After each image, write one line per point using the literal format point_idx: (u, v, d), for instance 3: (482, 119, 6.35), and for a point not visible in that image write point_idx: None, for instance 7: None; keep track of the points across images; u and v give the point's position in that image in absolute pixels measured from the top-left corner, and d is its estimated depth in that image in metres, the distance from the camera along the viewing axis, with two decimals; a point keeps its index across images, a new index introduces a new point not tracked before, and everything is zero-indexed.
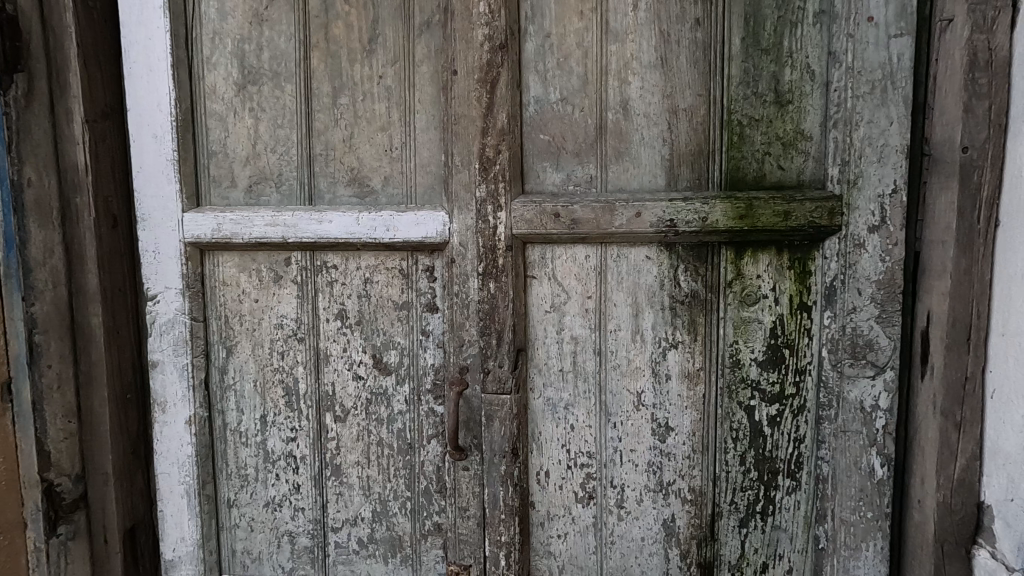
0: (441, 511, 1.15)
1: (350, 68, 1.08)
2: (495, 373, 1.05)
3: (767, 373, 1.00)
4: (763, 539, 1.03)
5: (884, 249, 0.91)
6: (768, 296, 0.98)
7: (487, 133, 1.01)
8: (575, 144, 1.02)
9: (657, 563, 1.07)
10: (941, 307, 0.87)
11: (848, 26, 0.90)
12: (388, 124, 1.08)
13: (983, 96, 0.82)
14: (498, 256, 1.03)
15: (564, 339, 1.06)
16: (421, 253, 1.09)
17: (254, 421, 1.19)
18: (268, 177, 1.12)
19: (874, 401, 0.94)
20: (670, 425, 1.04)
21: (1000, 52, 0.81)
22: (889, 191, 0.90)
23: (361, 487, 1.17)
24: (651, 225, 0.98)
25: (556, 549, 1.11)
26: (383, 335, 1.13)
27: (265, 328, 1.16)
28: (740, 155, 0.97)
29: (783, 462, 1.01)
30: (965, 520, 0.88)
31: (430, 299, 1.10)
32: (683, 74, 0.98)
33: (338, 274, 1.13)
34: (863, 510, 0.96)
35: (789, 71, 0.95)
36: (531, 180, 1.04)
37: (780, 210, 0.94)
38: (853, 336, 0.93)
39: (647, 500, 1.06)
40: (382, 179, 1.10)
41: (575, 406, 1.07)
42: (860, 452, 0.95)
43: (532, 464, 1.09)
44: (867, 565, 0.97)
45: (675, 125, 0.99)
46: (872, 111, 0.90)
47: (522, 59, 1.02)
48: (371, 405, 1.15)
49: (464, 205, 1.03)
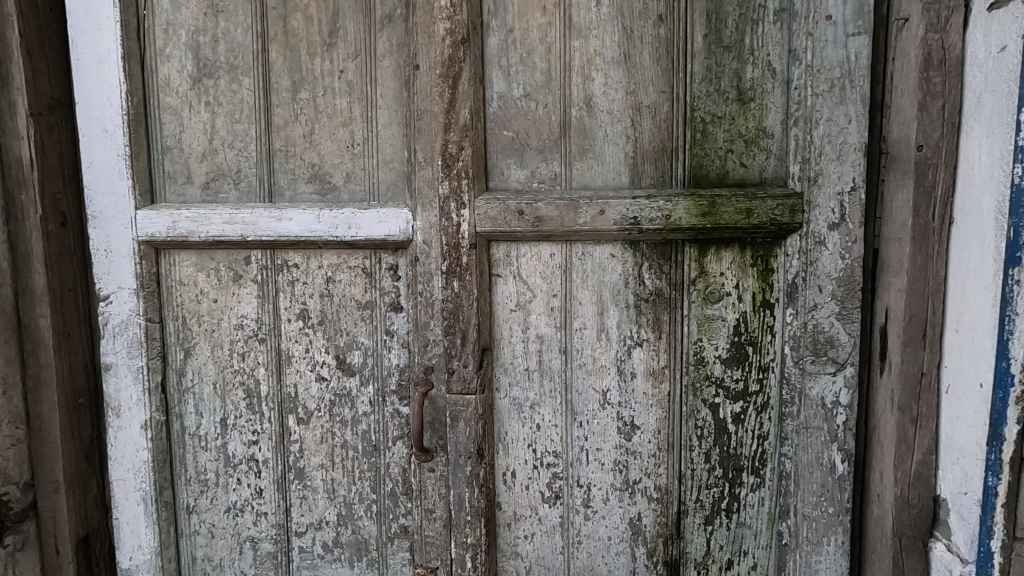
0: (408, 513, 1.13)
1: (310, 62, 1.06)
2: (460, 372, 1.04)
3: (730, 370, 1.00)
4: (728, 535, 1.03)
5: (844, 246, 0.92)
6: (731, 294, 0.98)
7: (449, 128, 0.99)
8: (539, 141, 1.01)
9: (624, 562, 1.07)
10: (899, 303, 0.88)
11: (807, 24, 0.91)
12: (350, 120, 1.06)
13: (938, 95, 0.82)
14: (461, 254, 1.01)
15: (529, 337, 1.05)
16: (385, 251, 1.07)
17: (214, 425, 1.15)
18: (226, 173, 1.09)
19: (835, 398, 0.94)
20: (635, 423, 1.04)
21: (954, 51, 0.81)
22: (849, 188, 0.91)
23: (326, 490, 1.15)
24: (615, 223, 0.97)
25: (523, 550, 1.10)
26: (347, 335, 1.11)
27: (224, 329, 1.13)
28: (703, 152, 0.97)
29: (747, 459, 1.01)
30: (922, 514, 0.88)
31: (394, 299, 1.08)
32: (646, 70, 0.97)
33: (300, 273, 1.10)
34: (825, 505, 0.97)
35: (751, 68, 0.95)
36: (495, 177, 1.03)
37: (742, 208, 0.94)
38: (815, 333, 0.94)
39: (613, 498, 1.06)
40: (344, 175, 1.08)
41: (541, 405, 1.06)
42: (821, 448, 0.96)
43: (498, 464, 1.08)
44: (830, 560, 0.97)
45: (638, 122, 0.98)
46: (831, 109, 0.90)
47: (485, 55, 1.01)
48: (335, 407, 1.13)
49: (428, 202, 1.01)
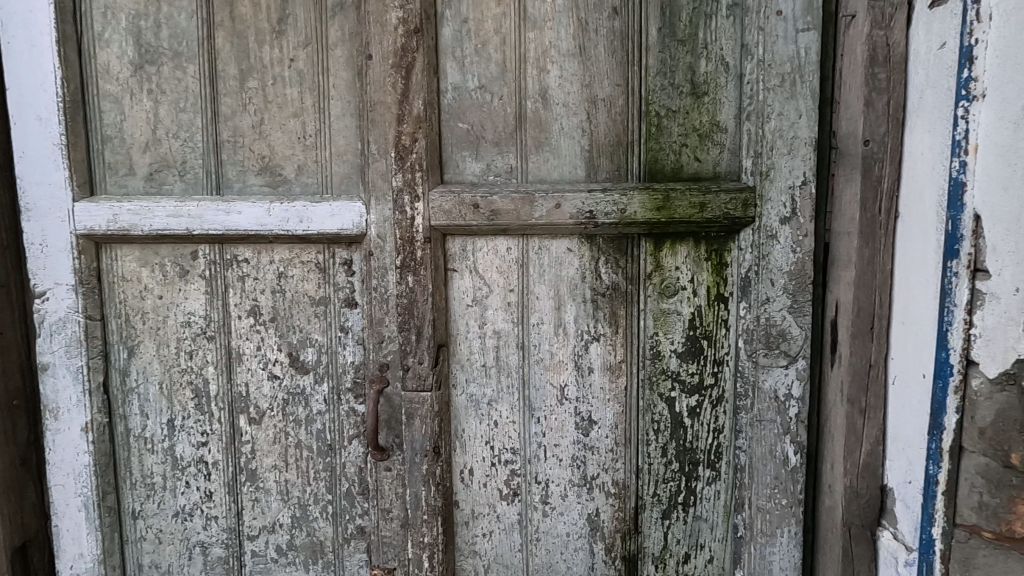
0: (364, 513, 1.11)
1: (259, 49, 1.02)
2: (415, 369, 1.02)
3: (686, 364, 1.00)
4: (685, 529, 1.04)
5: (795, 240, 0.93)
6: (686, 288, 0.99)
7: (403, 120, 0.97)
8: (494, 133, 1.00)
9: (583, 558, 1.07)
10: (848, 296, 0.89)
11: (758, 19, 0.91)
12: (301, 110, 1.03)
13: (883, 91, 0.84)
14: (416, 248, 0.99)
15: (486, 333, 1.03)
16: (339, 246, 1.05)
17: (160, 426, 1.11)
18: (171, 164, 1.05)
19: (787, 390, 0.95)
20: (593, 418, 1.03)
21: (898, 47, 0.82)
22: (799, 182, 0.92)
23: (279, 492, 1.12)
24: (570, 217, 0.96)
25: (481, 548, 1.08)
26: (300, 332, 1.08)
27: (170, 327, 1.09)
28: (658, 146, 0.97)
29: (703, 452, 1.02)
30: (871, 503, 0.90)
31: (348, 294, 1.06)
32: (602, 64, 0.97)
33: (251, 268, 1.07)
34: (778, 497, 0.98)
35: (705, 62, 0.95)
36: (450, 170, 1.01)
37: (696, 202, 0.94)
38: (767, 326, 0.94)
39: (572, 494, 1.05)
40: (296, 167, 1.05)
41: (498, 402, 1.04)
42: (774, 440, 0.97)
43: (455, 462, 1.07)
44: (783, 551, 0.98)
45: (594, 115, 0.98)
46: (782, 104, 0.91)
47: (439, 45, 0.99)
48: (289, 406, 1.10)
49: (382, 195, 0.99)
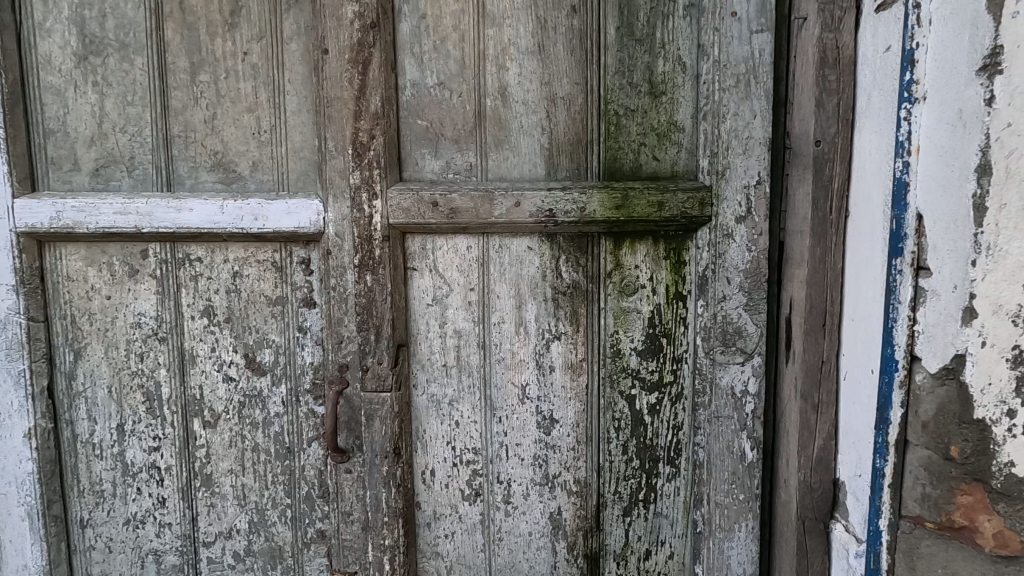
0: (325, 517, 1.09)
1: (210, 43, 1.00)
2: (374, 370, 1.00)
3: (646, 362, 1.01)
4: (646, 526, 1.04)
5: (750, 239, 0.94)
6: (645, 286, 0.99)
7: (360, 116, 0.95)
8: (454, 131, 0.99)
9: (545, 556, 1.07)
10: (800, 294, 0.91)
11: (714, 19, 0.92)
12: (255, 105, 1.01)
13: (833, 92, 0.85)
14: (374, 247, 0.98)
15: (447, 333, 1.03)
16: (296, 244, 1.02)
17: (109, 431, 1.07)
18: (119, 160, 1.02)
19: (743, 386, 0.96)
20: (554, 417, 1.03)
21: (847, 50, 0.84)
22: (754, 182, 0.93)
23: (236, 497, 1.09)
24: (530, 215, 0.96)
25: (443, 549, 1.07)
26: (256, 333, 1.06)
27: (119, 328, 1.05)
28: (617, 145, 0.97)
29: (663, 449, 1.03)
30: (824, 497, 0.92)
31: (306, 294, 1.04)
32: (561, 62, 0.97)
33: (204, 267, 1.04)
34: (736, 492, 0.99)
35: (662, 62, 0.96)
36: (409, 168, 1.00)
37: (654, 201, 0.95)
38: (724, 324, 0.95)
39: (534, 493, 1.05)
40: (251, 164, 1.02)
41: (459, 402, 1.04)
42: (732, 436, 0.98)
43: (417, 463, 1.06)
44: (741, 546, 0.99)
45: (553, 114, 0.98)
46: (737, 104, 0.92)
47: (397, 41, 0.98)
48: (245, 408, 1.07)
49: (339, 193, 0.97)
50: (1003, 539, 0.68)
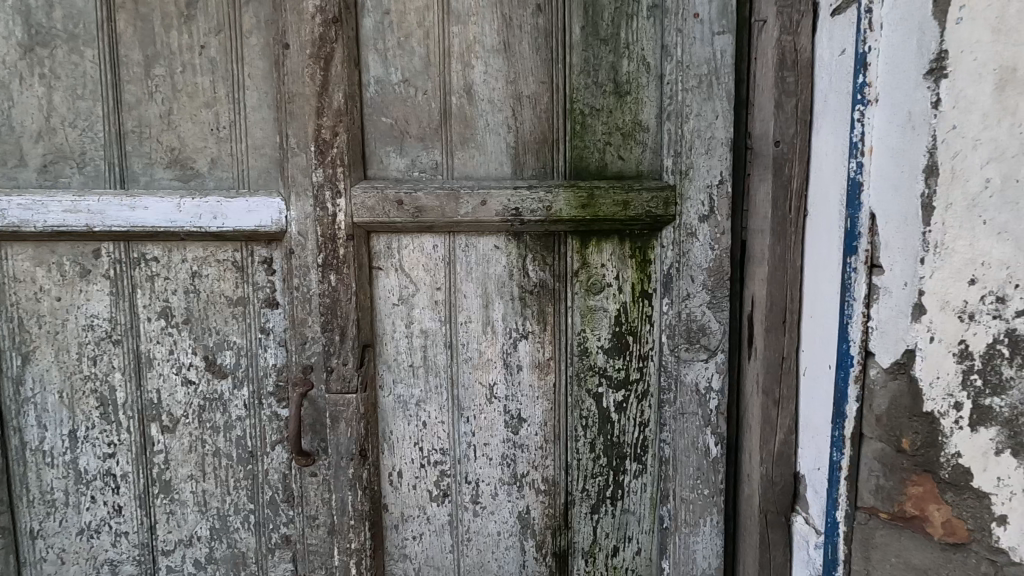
0: (289, 522, 1.06)
1: (166, 35, 0.96)
2: (339, 371, 0.98)
3: (613, 359, 1.01)
4: (613, 523, 1.05)
5: (713, 238, 0.95)
6: (612, 285, 1.00)
7: (322, 113, 0.93)
8: (419, 128, 0.98)
9: (513, 556, 1.07)
10: (762, 291, 0.93)
11: (677, 20, 0.92)
12: (213, 101, 0.98)
13: (792, 94, 0.87)
14: (338, 246, 0.96)
15: (413, 333, 1.02)
16: (257, 243, 1.00)
17: (61, 438, 1.03)
18: (69, 156, 0.98)
19: (708, 383, 0.98)
20: (522, 416, 1.03)
21: (804, 53, 0.86)
22: (716, 181, 0.94)
23: (196, 504, 1.06)
24: (496, 214, 0.96)
25: (411, 551, 1.06)
26: (216, 334, 1.03)
27: (70, 331, 1.01)
28: (582, 144, 0.98)
29: (630, 446, 1.03)
30: (785, 490, 0.94)
31: (269, 294, 1.01)
32: (526, 60, 0.96)
33: (161, 267, 1.01)
34: (701, 488, 1.00)
35: (627, 62, 0.96)
36: (374, 166, 0.99)
37: (619, 200, 0.95)
38: (688, 322, 0.96)
39: (502, 493, 1.05)
40: (209, 161, 0.99)
41: (426, 402, 1.03)
42: (696, 432, 0.99)
43: (383, 465, 1.04)
44: (706, 540, 1.01)
45: (519, 112, 0.97)
46: (700, 104, 0.93)
47: (360, 36, 0.96)
48: (205, 412, 1.04)
49: (302, 191, 0.95)
50: (950, 527, 0.70)
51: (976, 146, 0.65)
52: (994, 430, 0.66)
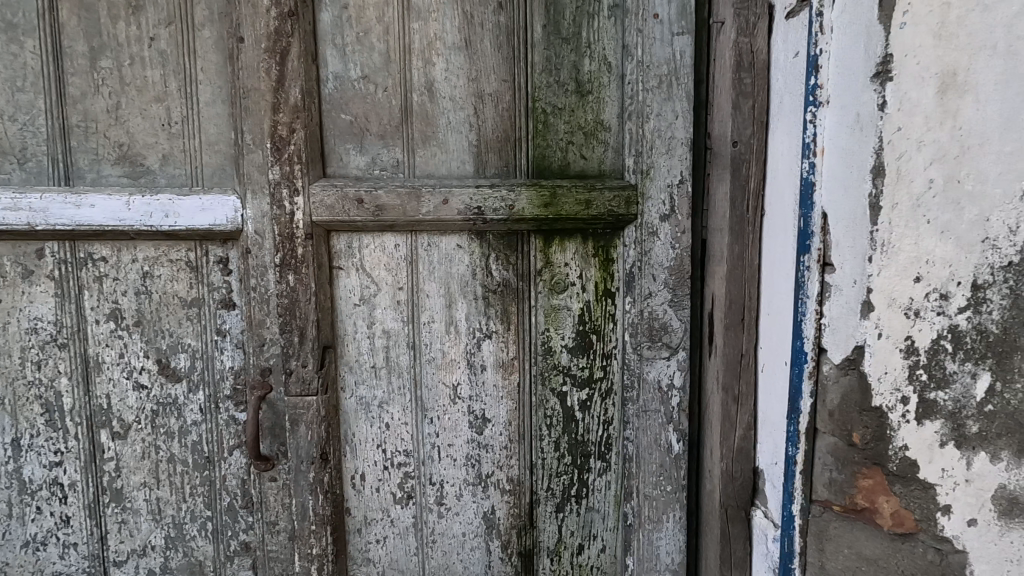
0: (248, 528, 1.03)
1: (112, 26, 0.93)
2: (298, 373, 0.96)
3: (577, 358, 1.01)
4: (578, 521, 1.05)
5: (674, 237, 0.96)
6: (575, 284, 1.00)
7: (278, 108, 0.91)
8: (379, 126, 0.96)
9: (479, 557, 1.06)
10: (721, 290, 0.94)
11: (637, 20, 0.93)
12: (164, 95, 0.95)
13: (749, 95, 0.89)
14: (296, 245, 0.94)
15: (375, 333, 1.00)
16: (212, 242, 0.97)
17: (4, 447, 0.99)
18: (8, 151, 0.93)
19: (670, 380, 0.99)
20: (486, 416, 1.03)
21: (761, 55, 0.88)
22: (677, 181, 0.95)
23: (150, 512, 1.02)
24: (458, 213, 0.95)
25: (375, 555, 1.05)
26: (170, 337, 0.99)
27: (12, 334, 0.97)
28: (545, 143, 0.97)
29: (594, 444, 1.04)
30: (744, 485, 0.95)
31: (225, 295, 0.98)
32: (488, 58, 0.96)
33: (109, 267, 0.97)
34: (663, 484, 1.01)
35: (588, 61, 0.96)
36: (333, 163, 0.97)
37: (582, 199, 0.95)
38: (650, 320, 0.97)
39: (467, 494, 1.04)
40: (160, 158, 0.96)
41: (389, 404, 1.01)
42: (659, 429, 1.00)
43: (346, 468, 1.03)
44: (669, 536, 1.02)
45: (481, 110, 0.97)
46: (660, 104, 0.94)
47: (318, 31, 0.94)
48: (159, 417, 1.01)
49: (258, 188, 0.93)
50: (899, 518, 0.73)
51: (920, 147, 0.67)
52: (939, 423, 0.69)
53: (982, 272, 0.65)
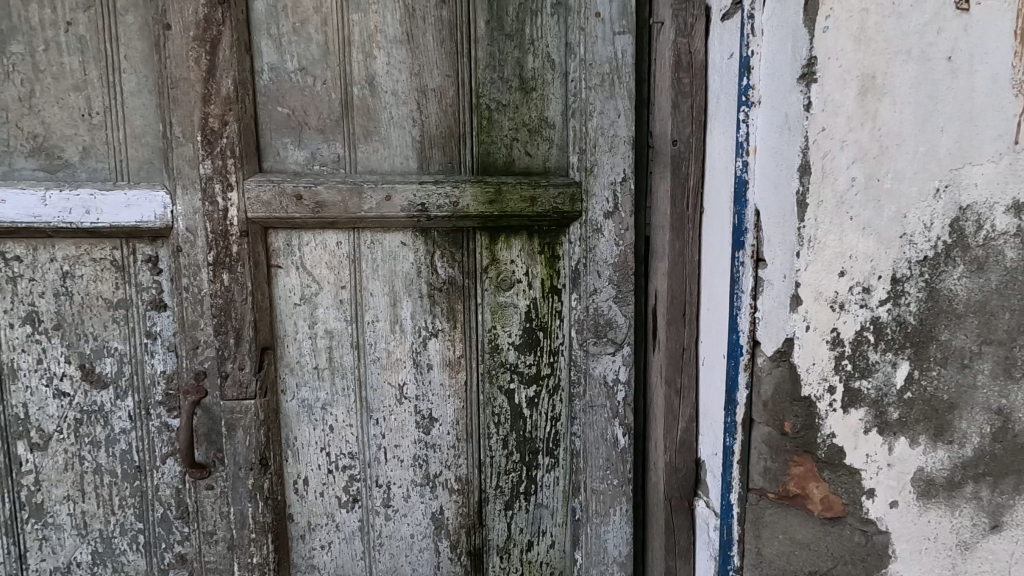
0: (184, 540, 0.99)
1: (24, 9, 0.87)
2: (235, 376, 0.92)
3: (524, 356, 1.01)
4: (527, 518, 1.05)
5: (618, 234, 0.97)
6: (522, 281, 1.00)
7: (210, 100, 0.87)
8: (319, 120, 0.94)
9: (428, 558, 1.05)
10: (663, 285, 0.96)
11: (579, 19, 0.93)
12: (83, 83, 0.89)
13: (687, 95, 0.91)
14: (230, 243, 0.90)
15: (317, 333, 0.97)
16: (140, 240, 0.92)
17: None
18: None
19: (615, 375, 1.00)
20: (433, 415, 1.01)
21: (698, 56, 0.90)
22: (620, 178, 0.96)
23: (74, 527, 0.96)
24: (402, 209, 0.93)
25: (320, 561, 1.02)
26: (94, 341, 0.94)
27: None
28: (489, 139, 0.97)
29: (542, 441, 1.04)
30: (687, 476, 0.97)
31: (154, 296, 0.93)
32: (430, 53, 0.95)
33: (25, 267, 0.91)
34: (610, 478, 1.02)
35: (532, 58, 0.96)
36: (270, 158, 0.93)
37: (526, 196, 0.95)
38: (595, 316, 0.98)
39: (414, 495, 1.03)
40: (80, 150, 0.90)
41: (333, 405, 0.99)
42: (605, 424, 1.01)
43: (288, 473, 0.99)
44: (616, 529, 1.03)
45: (424, 106, 0.95)
46: (602, 102, 0.94)
47: (251, 20, 0.90)
48: (83, 426, 0.95)
49: (189, 183, 0.89)
50: (828, 503, 0.76)
51: (843, 147, 0.70)
52: (863, 410, 0.73)
53: (900, 266, 0.70)
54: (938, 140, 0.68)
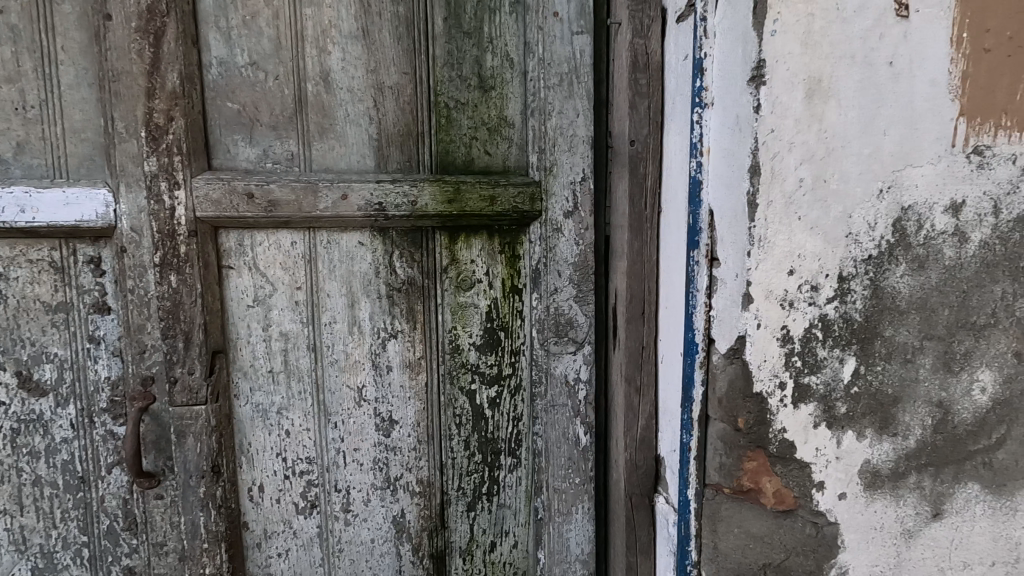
0: (132, 553, 0.95)
1: None
2: (184, 381, 0.89)
3: (485, 356, 1.01)
4: (490, 519, 1.05)
5: (577, 233, 0.97)
6: (482, 281, 0.99)
7: (154, 95, 0.84)
8: (271, 116, 0.91)
9: (389, 562, 1.03)
10: (623, 285, 0.97)
11: (538, 18, 0.93)
12: (17, 75, 0.84)
13: (645, 95, 0.92)
14: (178, 243, 0.87)
15: (272, 336, 0.95)
16: (81, 240, 0.88)
17: None
18: None
19: (576, 374, 1.00)
20: (394, 418, 1.00)
21: (654, 56, 0.91)
22: (580, 178, 0.96)
23: (12, 542, 0.91)
24: (358, 209, 0.91)
25: (277, 569, 1.00)
26: (31, 346, 0.89)
27: None
28: (448, 138, 0.96)
29: (504, 441, 1.04)
30: (647, 473, 0.99)
31: (97, 299, 0.89)
32: (387, 49, 0.93)
33: None
34: (572, 477, 1.02)
35: (491, 56, 0.96)
36: (219, 155, 0.90)
37: (486, 195, 0.94)
38: (556, 316, 0.98)
39: (375, 498, 1.01)
40: (14, 146, 0.86)
41: (289, 409, 0.96)
42: (567, 423, 1.00)
43: (242, 480, 0.96)
44: (578, 527, 1.03)
45: (381, 103, 0.94)
46: (561, 102, 0.94)
47: (198, 12, 0.87)
48: (20, 436, 0.90)
49: (133, 181, 0.85)
50: (780, 496, 0.77)
51: (791, 148, 0.72)
52: (813, 405, 0.75)
53: (846, 265, 0.72)
54: (881, 141, 0.70)
